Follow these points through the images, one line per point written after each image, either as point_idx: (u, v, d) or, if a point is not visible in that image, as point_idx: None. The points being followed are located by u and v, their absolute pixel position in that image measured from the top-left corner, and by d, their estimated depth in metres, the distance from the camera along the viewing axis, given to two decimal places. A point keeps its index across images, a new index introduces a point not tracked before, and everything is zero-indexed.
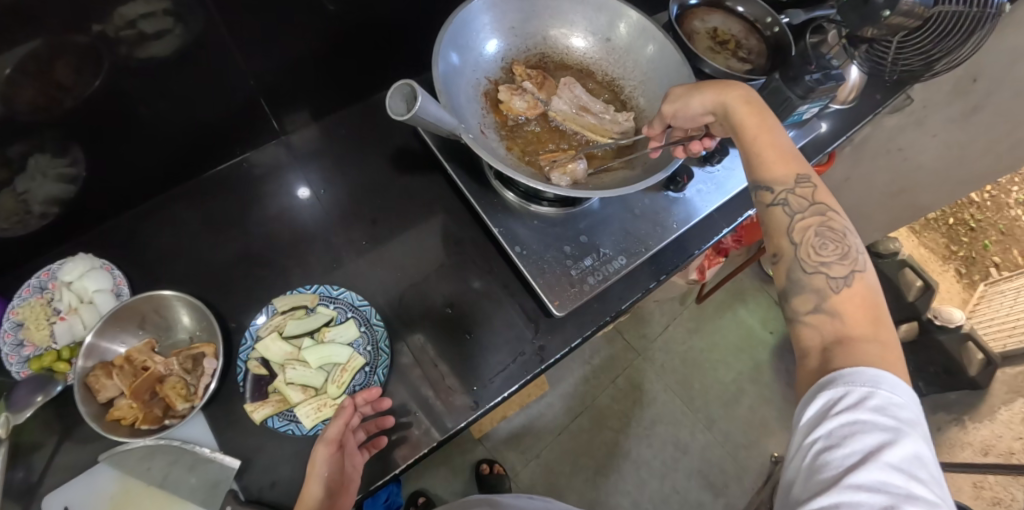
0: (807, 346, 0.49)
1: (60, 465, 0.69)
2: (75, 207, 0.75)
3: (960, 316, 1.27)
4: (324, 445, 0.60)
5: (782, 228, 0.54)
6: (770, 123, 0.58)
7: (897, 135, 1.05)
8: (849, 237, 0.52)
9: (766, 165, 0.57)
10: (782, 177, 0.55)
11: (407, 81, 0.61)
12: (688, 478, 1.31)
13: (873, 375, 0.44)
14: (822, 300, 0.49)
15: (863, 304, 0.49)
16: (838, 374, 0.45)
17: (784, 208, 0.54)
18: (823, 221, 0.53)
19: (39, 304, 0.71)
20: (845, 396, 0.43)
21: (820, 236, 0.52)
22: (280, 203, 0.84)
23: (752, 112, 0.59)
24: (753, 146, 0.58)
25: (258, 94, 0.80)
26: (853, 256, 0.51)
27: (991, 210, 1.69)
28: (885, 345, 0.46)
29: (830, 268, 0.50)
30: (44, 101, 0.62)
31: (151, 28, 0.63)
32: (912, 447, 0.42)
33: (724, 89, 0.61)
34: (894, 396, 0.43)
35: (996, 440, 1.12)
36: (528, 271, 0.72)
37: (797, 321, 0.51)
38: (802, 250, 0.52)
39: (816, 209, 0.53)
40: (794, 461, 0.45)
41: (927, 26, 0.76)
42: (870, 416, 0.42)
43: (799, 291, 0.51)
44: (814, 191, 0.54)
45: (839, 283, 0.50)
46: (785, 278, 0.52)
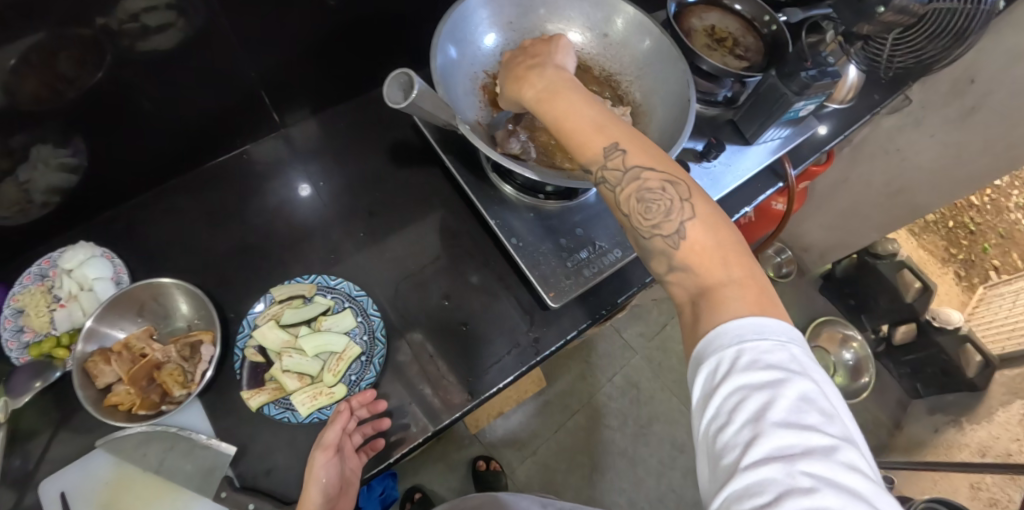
0: (681, 305, 0.48)
1: (56, 452, 0.69)
2: (76, 197, 0.76)
3: (959, 318, 1.25)
4: (321, 450, 0.62)
5: (613, 204, 0.52)
6: (576, 101, 0.56)
7: (896, 135, 1.07)
8: (671, 186, 0.50)
9: (578, 145, 0.54)
10: (590, 155, 0.53)
11: (404, 70, 0.61)
12: (685, 477, 1.31)
13: (737, 331, 0.42)
14: (671, 259, 0.49)
15: (706, 247, 0.47)
16: (706, 344, 0.43)
17: (605, 186, 0.52)
18: (642, 184, 0.50)
19: (40, 291, 0.73)
20: (719, 365, 0.42)
21: (644, 199, 0.50)
22: (278, 196, 0.85)
23: (546, 99, 0.58)
24: (557, 132, 0.56)
25: (259, 87, 0.80)
26: (678, 207, 0.49)
27: (991, 213, 1.69)
28: (744, 283, 0.45)
29: (662, 228, 0.49)
30: (46, 92, 0.63)
31: (153, 21, 0.64)
32: (796, 391, 0.39)
33: (528, 82, 0.60)
34: (763, 346, 0.41)
35: (995, 442, 1.10)
36: (523, 263, 0.72)
37: (663, 282, 0.50)
38: (633, 219, 0.51)
39: (632, 174, 0.51)
40: (700, 452, 0.42)
41: (922, 24, 0.77)
42: (745, 376, 0.40)
43: (650, 256, 0.50)
44: (626, 156, 0.52)
45: (676, 240, 0.48)
46: (637, 248, 0.51)
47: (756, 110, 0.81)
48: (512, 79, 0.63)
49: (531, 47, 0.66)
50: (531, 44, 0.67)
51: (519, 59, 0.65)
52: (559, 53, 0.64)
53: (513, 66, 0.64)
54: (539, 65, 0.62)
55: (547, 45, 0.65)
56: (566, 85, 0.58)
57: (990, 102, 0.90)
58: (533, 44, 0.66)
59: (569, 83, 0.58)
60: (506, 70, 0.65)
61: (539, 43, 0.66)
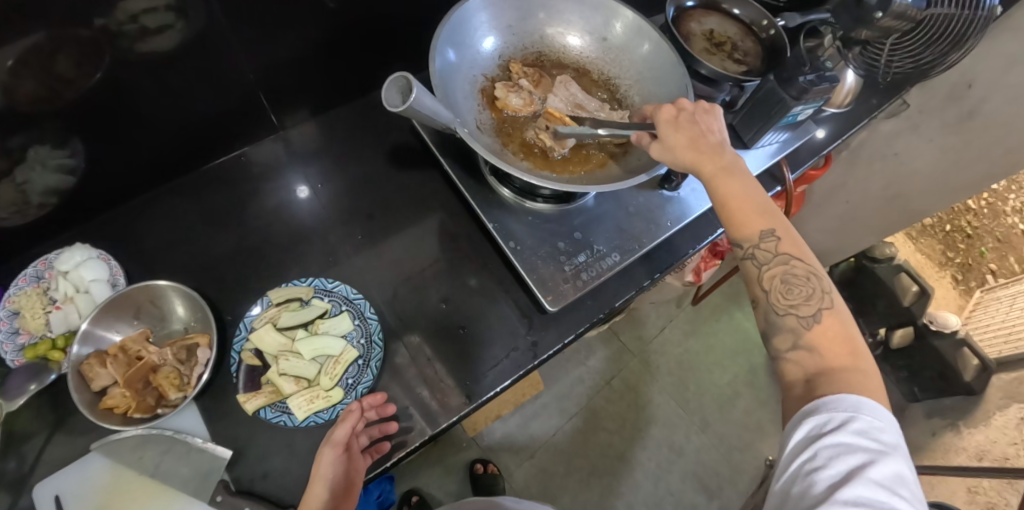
0: (792, 381, 0.51)
1: (52, 455, 0.68)
2: (74, 198, 0.76)
3: (955, 322, 1.26)
4: (331, 446, 0.60)
5: (753, 278, 0.55)
6: (744, 186, 0.57)
7: (894, 140, 1.06)
8: (816, 278, 0.52)
9: (737, 222, 0.55)
10: (746, 234, 0.55)
11: (403, 74, 0.61)
12: (683, 480, 1.31)
13: (855, 401, 0.45)
14: (798, 337, 0.51)
15: (838, 335, 0.50)
16: (821, 402, 0.46)
17: (752, 262, 0.54)
18: (788, 269, 0.53)
19: (35, 293, 0.72)
20: (828, 421, 0.45)
21: (787, 282, 0.53)
22: (277, 198, 0.85)
23: (723, 178, 0.57)
24: (721, 210, 0.57)
25: (258, 89, 0.80)
26: (820, 296, 0.52)
27: (988, 217, 1.69)
28: (867, 374, 0.48)
29: (799, 308, 0.52)
30: (44, 93, 0.63)
31: (153, 23, 0.64)
32: (894, 466, 0.43)
33: (702, 156, 0.58)
34: (875, 420, 0.45)
35: (991, 446, 1.12)
36: (521, 266, 0.72)
37: (781, 358, 0.52)
38: (773, 295, 0.53)
39: (781, 259, 0.53)
40: (782, 484, 0.46)
41: (920, 29, 0.78)
42: (853, 439, 0.43)
43: (777, 331, 0.52)
44: (779, 244, 0.54)
45: (810, 321, 0.51)
46: (763, 320, 0.54)
47: (755, 115, 0.81)
48: (681, 149, 0.59)
49: (696, 114, 0.62)
50: (695, 108, 0.62)
51: (684, 127, 0.61)
52: (722, 130, 0.61)
53: (682, 128, 0.60)
54: (710, 142, 0.59)
55: (712, 118, 0.61)
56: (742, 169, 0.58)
57: (987, 109, 0.91)
58: (698, 112, 0.62)
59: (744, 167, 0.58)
60: (670, 132, 0.60)
61: (703, 111, 0.62)
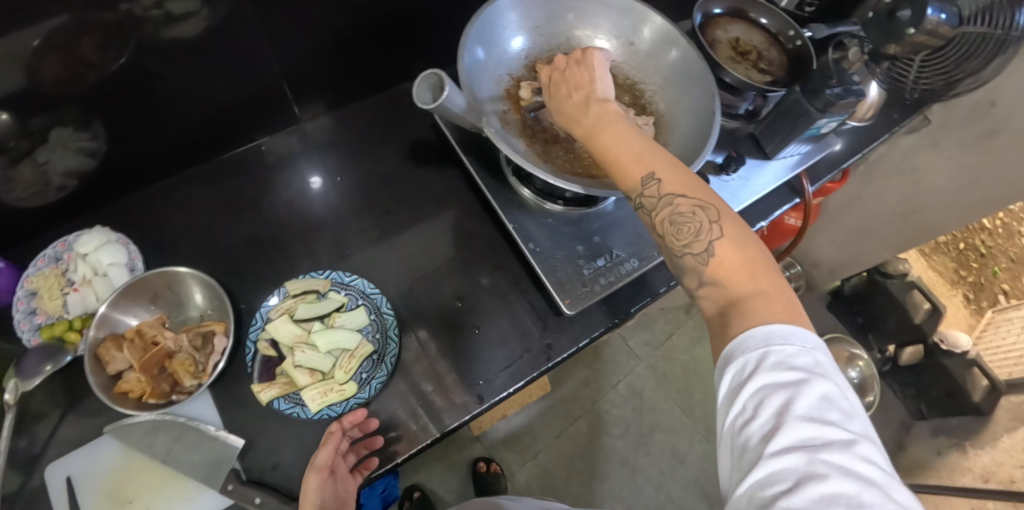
0: (710, 319, 0.48)
1: (64, 436, 0.69)
2: (94, 182, 0.76)
3: (967, 342, 1.27)
4: (315, 471, 0.61)
5: (649, 229, 0.52)
6: (611, 134, 0.56)
7: (912, 155, 1.06)
8: (702, 210, 0.49)
9: (616, 174, 0.54)
10: (627, 185, 0.53)
11: (434, 70, 0.61)
12: (685, 488, 1.31)
13: (765, 333, 0.43)
14: (701, 275, 0.48)
15: (736, 261, 0.47)
16: (734, 345, 0.44)
17: (642, 211, 0.52)
18: (673, 208, 0.50)
19: (53, 275, 0.73)
20: (744, 365, 0.42)
21: (676, 221, 0.49)
22: (294, 189, 0.85)
23: (596, 134, 0.57)
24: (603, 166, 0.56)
25: (280, 79, 0.80)
26: (709, 227, 0.48)
27: (1002, 237, 1.64)
28: (770, 292, 0.45)
29: (692, 247, 0.49)
30: (69, 75, 0.63)
31: (178, 9, 0.63)
32: (820, 391, 0.40)
33: (572, 118, 0.60)
34: (790, 345, 0.42)
35: (998, 468, 1.09)
36: (539, 268, 0.72)
37: (696, 298, 0.50)
38: (668, 241, 0.50)
39: (665, 200, 0.50)
40: (722, 446, 0.43)
41: (950, 46, 0.77)
42: (771, 376, 0.41)
43: (683, 273, 0.50)
44: (662, 185, 0.51)
45: (705, 256, 0.48)
46: (671, 268, 0.51)
47: (778, 125, 0.81)
48: (561, 109, 0.61)
49: (567, 70, 0.63)
50: (568, 63, 0.63)
51: (557, 87, 0.63)
52: (596, 74, 0.61)
53: (556, 87, 0.63)
54: (580, 98, 0.60)
55: (583, 67, 0.62)
56: (614, 118, 0.57)
57: (1013, 126, 0.87)
58: (570, 66, 0.63)
59: (618, 116, 0.57)
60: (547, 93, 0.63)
61: (573, 65, 0.62)
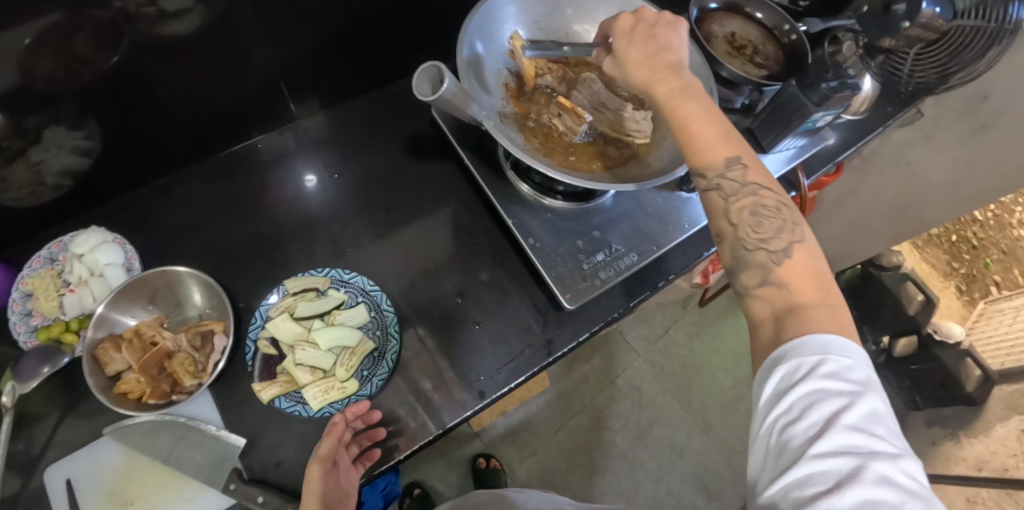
0: (759, 319, 0.48)
1: (64, 437, 0.69)
2: (89, 181, 0.75)
3: (960, 332, 1.28)
4: (317, 462, 0.62)
5: (719, 212, 0.52)
6: (700, 107, 0.55)
7: (907, 150, 1.06)
8: (785, 210, 0.51)
9: (702, 147, 0.53)
10: (710, 162, 0.53)
11: (435, 63, 0.61)
12: (684, 481, 1.32)
13: (822, 342, 0.43)
14: (767, 273, 0.48)
15: (807, 271, 0.48)
16: (787, 347, 0.44)
17: (718, 193, 0.52)
18: (757, 200, 0.51)
19: (49, 275, 0.72)
20: (797, 368, 0.43)
21: (756, 214, 0.51)
22: (292, 187, 0.84)
23: (678, 102, 0.56)
24: (682, 139, 0.55)
25: (277, 76, 0.80)
26: (790, 229, 0.50)
27: (994, 229, 1.69)
28: (832, 306, 0.46)
29: (769, 243, 0.50)
30: (62, 73, 0.62)
31: (172, 6, 0.63)
32: (869, 405, 0.41)
33: (658, 75, 0.58)
34: (845, 357, 0.43)
35: (991, 457, 1.12)
36: (540, 263, 0.72)
37: (748, 295, 0.49)
38: (741, 230, 0.51)
39: (749, 189, 0.51)
40: (759, 441, 0.44)
41: (944, 40, 0.77)
42: (823, 383, 0.41)
43: (745, 267, 0.50)
44: (746, 172, 0.52)
45: (781, 256, 0.49)
46: (730, 257, 0.51)
47: (773, 119, 0.81)
48: (638, 72, 0.59)
49: (658, 28, 0.61)
50: (657, 20, 0.61)
51: (641, 39, 0.60)
52: (681, 47, 0.60)
53: (636, 48, 0.60)
54: (668, 65, 0.58)
55: (673, 32, 0.61)
56: (700, 94, 0.56)
57: (1002, 122, 0.91)
58: (658, 26, 0.61)
59: (702, 92, 0.56)
60: (624, 48, 0.60)
61: (664, 26, 0.61)
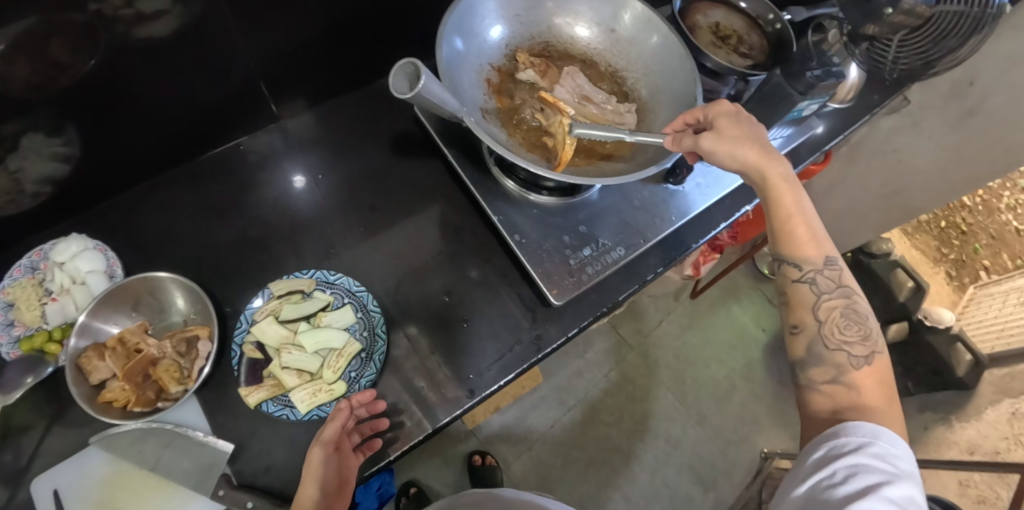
0: (818, 414, 0.51)
1: (51, 447, 0.68)
2: (69, 188, 0.74)
3: (951, 318, 1.27)
4: (321, 445, 0.60)
5: (806, 304, 0.55)
6: (803, 202, 0.57)
7: (893, 137, 1.06)
8: (871, 319, 0.54)
9: (802, 240, 0.55)
10: (808, 257, 0.55)
11: (410, 60, 0.60)
12: (680, 472, 1.32)
13: (874, 428, 0.46)
14: (839, 374, 0.51)
15: (879, 380, 0.51)
16: (841, 427, 0.47)
17: (812, 287, 0.54)
18: (847, 303, 0.54)
19: (31, 285, 0.71)
20: (846, 443, 0.46)
21: (845, 317, 0.53)
22: (276, 188, 0.84)
23: (787, 190, 0.57)
24: (782, 226, 0.56)
25: (258, 77, 0.79)
26: (875, 338, 0.52)
27: (982, 214, 1.71)
28: (897, 418, 0.49)
29: (852, 346, 0.52)
30: (39, 79, 0.61)
31: (149, 8, 0.62)
32: (909, 490, 0.43)
33: (773, 160, 0.58)
34: (893, 448, 0.45)
35: (983, 440, 1.16)
36: (526, 259, 0.72)
37: (813, 389, 0.53)
38: (826, 327, 0.53)
39: (842, 292, 0.54)
40: (796, 502, 0.46)
41: (928, 25, 0.73)
42: (869, 460, 0.44)
43: (817, 363, 0.53)
44: (841, 274, 0.55)
45: (860, 361, 0.51)
46: (804, 349, 0.54)
47: (758, 111, 0.80)
48: (744, 152, 0.58)
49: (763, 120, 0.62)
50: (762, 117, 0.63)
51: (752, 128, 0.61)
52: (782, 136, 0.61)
53: (743, 129, 0.60)
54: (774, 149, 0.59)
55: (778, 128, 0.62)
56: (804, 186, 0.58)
57: (988, 107, 0.91)
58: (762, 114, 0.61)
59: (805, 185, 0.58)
60: (727, 124, 0.59)
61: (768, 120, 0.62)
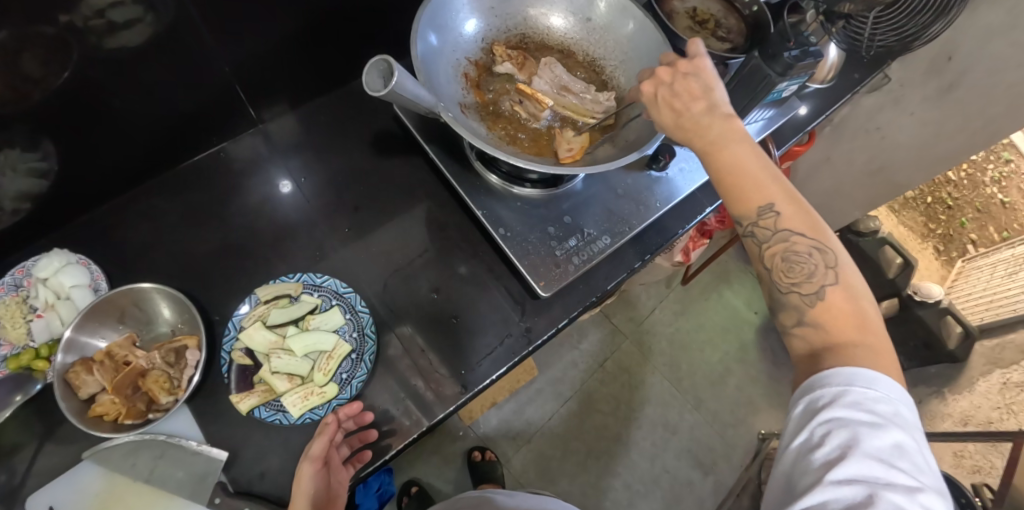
0: (799, 356, 0.51)
1: (44, 465, 0.67)
2: (48, 203, 0.73)
3: (938, 291, 1.29)
4: (309, 462, 0.60)
5: (755, 256, 0.55)
6: (732, 160, 0.55)
7: (876, 114, 1.06)
8: (819, 253, 0.51)
9: (736, 200, 0.54)
10: (744, 212, 0.54)
11: (383, 57, 0.59)
12: (679, 457, 1.33)
13: (849, 374, 0.46)
14: (801, 314, 0.51)
15: (846, 312, 0.49)
16: (817, 377, 0.47)
17: (752, 240, 0.54)
18: (789, 246, 0.52)
19: (14, 302, 0.70)
20: (822, 398, 0.46)
21: (788, 260, 0.52)
22: (260, 194, 0.83)
23: (711, 156, 0.56)
24: (718, 187, 0.56)
25: (234, 81, 0.78)
26: (823, 272, 0.51)
27: (968, 188, 1.70)
28: (878, 350, 0.47)
29: (801, 286, 0.52)
30: (12, 95, 0.60)
31: (120, 17, 0.61)
32: (891, 437, 0.43)
33: (691, 130, 0.57)
34: (872, 391, 0.45)
35: (975, 411, 1.20)
36: (512, 253, 0.72)
37: (787, 333, 0.53)
38: (774, 273, 0.53)
39: (781, 236, 0.52)
40: (784, 465, 0.47)
41: (900, 4, 0.79)
42: (846, 413, 0.44)
43: (782, 308, 0.53)
44: (780, 219, 0.53)
45: (813, 299, 0.51)
46: (769, 297, 0.54)
47: (739, 93, 0.80)
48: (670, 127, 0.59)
49: (675, 83, 0.59)
50: (674, 76, 0.59)
51: (666, 101, 0.59)
52: (710, 91, 0.58)
53: (663, 104, 0.59)
54: (697, 111, 0.57)
55: (694, 79, 0.58)
56: (732, 139, 0.55)
57: (967, 80, 0.91)
58: (676, 81, 0.59)
59: (734, 137, 0.55)
60: (654, 112, 0.60)
61: (682, 77, 0.59)
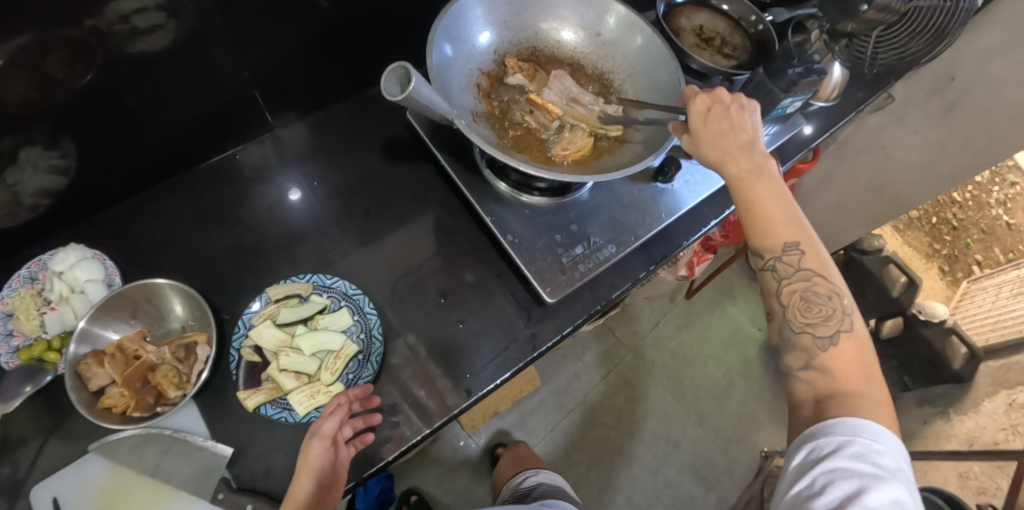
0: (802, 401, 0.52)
1: (49, 457, 0.68)
2: (67, 199, 0.75)
3: (943, 311, 1.29)
4: (319, 439, 0.60)
5: (772, 291, 0.56)
6: (768, 191, 0.56)
7: (880, 132, 1.08)
8: (837, 298, 0.53)
9: (762, 231, 0.56)
10: (768, 244, 0.55)
11: (401, 64, 0.61)
12: (680, 473, 1.32)
13: (854, 424, 0.47)
14: (811, 357, 0.52)
15: (854, 359, 0.51)
16: (820, 426, 0.48)
17: (772, 275, 0.55)
18: (809, 286, 0.54)
19: (29, 294, 0.71)
20: (825, 446, 0.47)
21: (807, 299, 0.54)
22: (272, 197, 0.85)
23: (748, 183, 0.57)
24: (745, 215, 0.57)
25: (252, 86, 0.80)
26: (839, 318, 0.52)
27: (973, 209, 1.71)
28: (880, 401, 0.49)
29: (816, 327, 0.53)
30: (36, 95, 0.62)
31: (144, 22, 0.63)
32: (891, 492, 0.43)
33: (730, 155, 0.58)
34: (875, 444, 0.46)
35: (981, 432, 1.16)
36: (519, 259, 0.73)
37: (793, 376, 0.54)
38: (790, 312, 0.54)
39: (803, 274, 0.54)
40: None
41: (904, 21, 0.81)
42: (848, 463, 0.45)
43: (790, 349, 0.54)
44: (803, 258, 0.54)
45: (827, 342, 0.52)
46: (778, 334, 0.55)
47: None
48: (713, 146, 0.59)
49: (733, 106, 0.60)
50: (733, 100, 0.61)
51: (718, 120, 0.60)
52: (755, 127, 0.60)
53: (713, 124, 0.60)
54: (743, 140, 0.59)
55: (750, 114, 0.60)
56: (769, 175, 0.58)
57: (969, 100, 0.93)
58: (734, 106, 0.60)
59: (772, 174, 0.58)
60: (699, 124, 0.60)
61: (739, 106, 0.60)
